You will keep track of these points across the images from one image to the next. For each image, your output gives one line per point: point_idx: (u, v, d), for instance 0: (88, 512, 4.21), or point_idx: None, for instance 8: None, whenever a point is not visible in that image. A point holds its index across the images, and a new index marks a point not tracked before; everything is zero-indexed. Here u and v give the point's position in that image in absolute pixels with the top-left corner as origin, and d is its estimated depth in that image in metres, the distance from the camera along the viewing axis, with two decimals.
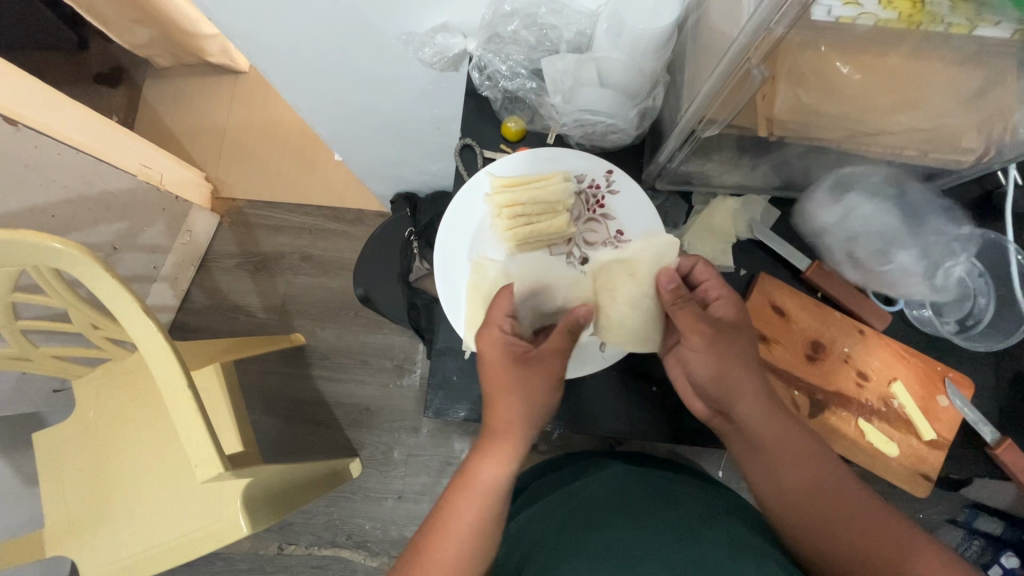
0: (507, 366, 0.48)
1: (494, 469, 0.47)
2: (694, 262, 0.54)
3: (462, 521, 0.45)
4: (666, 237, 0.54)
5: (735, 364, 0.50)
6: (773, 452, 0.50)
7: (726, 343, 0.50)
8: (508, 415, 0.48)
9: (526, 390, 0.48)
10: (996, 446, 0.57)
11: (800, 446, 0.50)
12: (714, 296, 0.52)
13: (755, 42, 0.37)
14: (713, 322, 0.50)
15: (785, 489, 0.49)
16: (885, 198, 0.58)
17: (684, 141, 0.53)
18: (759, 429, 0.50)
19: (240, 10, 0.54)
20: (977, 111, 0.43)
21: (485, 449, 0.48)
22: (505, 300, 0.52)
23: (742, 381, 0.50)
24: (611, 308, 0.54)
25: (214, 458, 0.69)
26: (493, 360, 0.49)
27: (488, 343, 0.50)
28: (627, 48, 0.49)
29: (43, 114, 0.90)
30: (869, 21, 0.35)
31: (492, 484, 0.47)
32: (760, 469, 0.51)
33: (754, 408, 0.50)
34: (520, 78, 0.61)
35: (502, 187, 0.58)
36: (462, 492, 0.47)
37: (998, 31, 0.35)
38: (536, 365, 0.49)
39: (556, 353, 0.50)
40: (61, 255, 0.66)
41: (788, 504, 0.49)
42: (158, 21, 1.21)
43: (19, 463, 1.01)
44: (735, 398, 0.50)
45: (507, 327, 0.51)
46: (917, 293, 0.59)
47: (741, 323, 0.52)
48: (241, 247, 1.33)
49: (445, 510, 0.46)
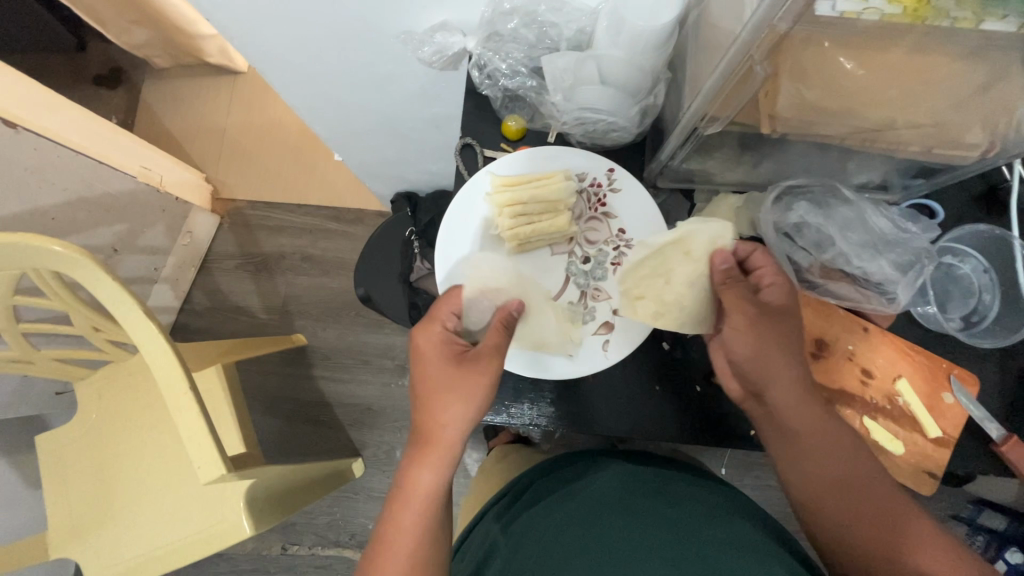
0: (443, 364, 0.51)
1: (430, 475, 0.48)
2: (752, 249, 0.53)
3: (406, 529, 0.47)
4: (721, 220, 0.54)
5: (778, 346, 0.50)
6: (807, 440, 0.50)
7: (770, 328, 0.50)
8: (447, 417, 0.49)
9: (455, 389, 0.49)
10: (1003, 443, 0.56)
11: (834, 435, 0.50)
12: (766, 283, 0.53)
13: (758, 38, 0.37)
14: (757, 304, 0.51)
15: (815, 474, 0.49)
16: (836, 203, 0.59)
17: (686, 138, 0.53)
18: (797, 416, 0.50)
19: (238, 11, 0.54)
20: (984, 106, 0.43)
21: (421, 456, 0.49)
22: (451, 300, 0.53)
23: (789, 364, 0.50)
24: (666, 290, 0.55)
25: (217, 460, 0.69)
26: (427, 354, 0.52)
27: (423, 338, 0.52)
28: (627, 45, 0.49)
29: (42, 116, 0.90)
30: (875, 16, 0.34)
31: (429, 489, 0.48)
32: (790, 453, 0.50)
33: (788, 393, 0.50)
34: (519, 77, 0.61)
35: (502, 186, 0.57)
36: (406, 499, 0.48)
37: (1005, 24, 0.35)
38: (467, 364, 0.50)
39: (491, 350, 0.51)
40: (62, 258, 0.65)
41: (814, 488, 0.49)
42: (155, 22, 1.21)
43: (22, 466, 1.01)
44: (771, 382, 0.50)
45: (450, 324, 0.53)
46: (886, 294, 0.58)
47: (789, 311, 0.52)
48: (242, 248, 1.33)
49: (390, 519, 0.48)
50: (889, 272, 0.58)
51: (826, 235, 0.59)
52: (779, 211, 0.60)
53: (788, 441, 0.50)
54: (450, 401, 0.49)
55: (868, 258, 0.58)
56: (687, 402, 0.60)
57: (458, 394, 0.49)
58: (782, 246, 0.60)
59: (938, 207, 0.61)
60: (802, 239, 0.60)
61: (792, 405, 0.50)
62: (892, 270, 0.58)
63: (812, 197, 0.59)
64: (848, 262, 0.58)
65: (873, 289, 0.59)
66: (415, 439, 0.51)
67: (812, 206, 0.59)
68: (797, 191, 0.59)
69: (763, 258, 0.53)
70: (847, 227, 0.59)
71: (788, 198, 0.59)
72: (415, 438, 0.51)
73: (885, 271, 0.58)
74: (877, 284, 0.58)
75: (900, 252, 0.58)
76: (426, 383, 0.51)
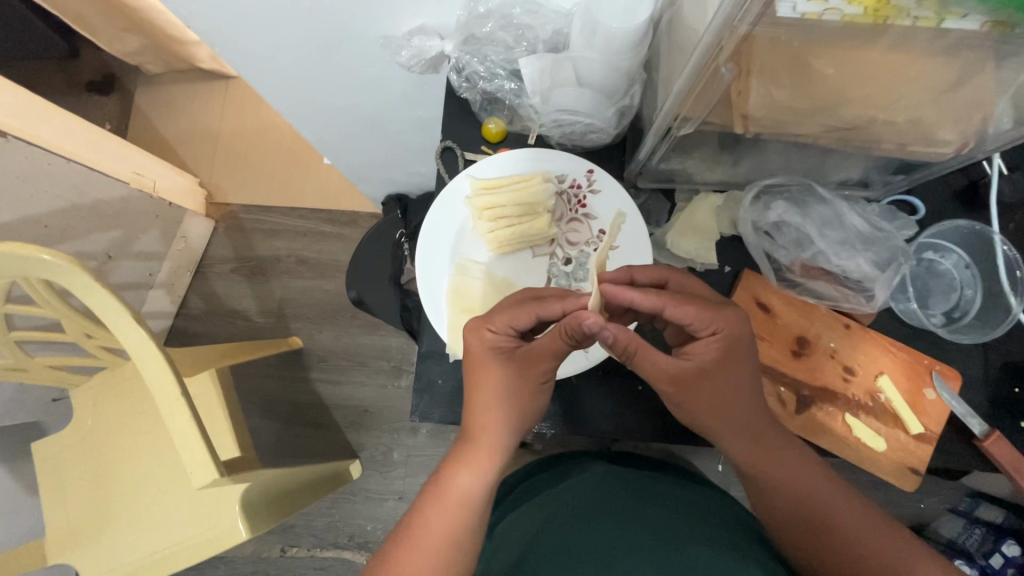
0: (494, 369, 0.48)
1: (469, 478, 0.47)
2: (661, 307, 0.45)
3: (437, 530, 0.45)
4: (624, 198, 0.58)
5: (708, 405, 0.48)
6: (769, 482, 0.50)
7: (709, 383, 0.47)
8: (487, 420, 0.48)
9: (497, 389, 0.48)
10: (985, 438, 0.57)
11: (786, 452, 0.50)
12: (701, 332, 0.46)
13: (721, 39, 0.37)
14: (679, 371, 0.47)
15: (778, 511, 0.50)
16: (810, 203, 0.59)
17: (662, 138, 0.53)
18: (739, 451, 0.50)
19: (215, 20, 0.54)
20: (957, 102, 0.43)
21: (464, 457, 0.48)
22: (509, 312, 0.48)
23: (721, 418, 0.48)
24: None
25: (209, 465, 0.70)
26: (472, 352, 0.49)
27: (473, 331, 0.49)
28: (601, 47, 0.49)
29: (32, 124, 0.90)
30: (836, 16, 0.34)
31: (469, 493, 0.47)
32: (757, 492, 0.51)
33: (737, 443, 0.50)
34: (498, 80, 0.61)
35: (482, 189, 0.58)
36: (436, 501, 0.46)
37: (966, 23, 0.35)
38: (520, 370, 0.49)
39: (545, 354, 0.48)
40: (50, 266, 0.66)
41: (782, 523, 0.50)
42: (145, 29, 1.21)
43: (21, 473, 1.02)
44: (723, 432, 0.49)
45: (500, 329, 0.48)
46: (865, 291, 0.59)
47: (725, 365, 0.47)
48: (237, 252, 1.34)
49: (420, 517, 0.46)
50: (868, 269, 0.58)
51: (805, 234, 0.59)
52: (757, 210, 0.60)
53: (747, 477, 0.51)
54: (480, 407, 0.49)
55: (846, 255, 0.58)
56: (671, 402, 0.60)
57: (500, 395, 0.48)
58: (761, 242, 0.60)
59: (918, 203, 0.61)
60: (780, 237, 0.60)
61: (740, 449, 0.50)
62: (871, 268, 0.58)
63: (790, 197, 0.60)
64: (827, 260, 0.59)
65: (853, 287, 0.60)
66: (458, 443, 0.49)
67: (787, 206, 0.59)
68: (774, 192, 0.60)
69: (684, 313, 0.45)
70: (825, 225, 0.59)
71: (765, 198, 0.60)
72: (459, 442, 0.49)
73: (864, 269, 0.58)
74: (855, 281, 0.59)
75: (877, 248, 0.59)
76: (490, 389, 0.48)
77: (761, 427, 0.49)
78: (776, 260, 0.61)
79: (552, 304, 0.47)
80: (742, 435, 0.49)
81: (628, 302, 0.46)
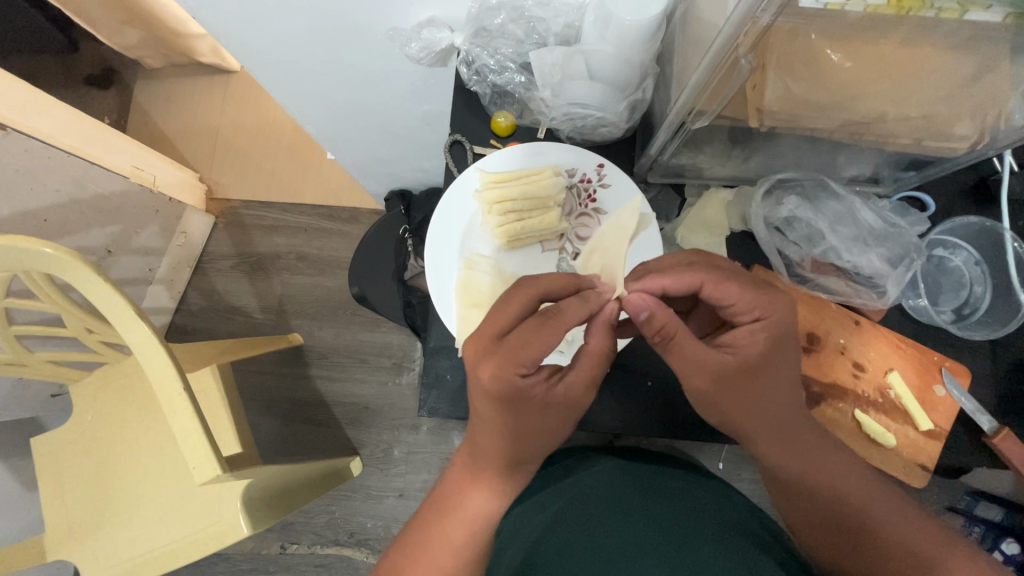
0: (515, 411, 0.44)
1: (478, 498, 0.48)
2: (700, 283, 0.44)
3: (444, 544, 0.47)
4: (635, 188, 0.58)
5: (749, 406, 0.46)
6: (812, 486, 0.49)
7: (757, 377, 0.45)
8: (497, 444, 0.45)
9: (520, 424, 0.44)
10: (995, 435, 0.56)
11: (814, 445, 0.49)
12: (744, 317, 0.45)
13: (741, 31, 0.36)
14: (722, 361, 0.44)
15: (825, 520, 0.48)
16: (823, 200, 0.59)
17: (674, 133, 0.52)
18: (772, 452, 0.49)
19: (223, 11, 0.53)
20: (972, 96, 0.43)
21: (468, 474, 0.48)
22: (541, 346, 0.42)
23: (762, 417, 0.47)
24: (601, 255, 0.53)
25: (212, 461, 0.69)
26: (493, 395, 0.43)
27: (492, 374, 0.42)
28: (615, 40, 0.48)
29: (29, 116, 0.89)
30: (859, 7, 0.34)
31: (476, 515, 0.47)
32: (801, 500, 0.50)
33: (773, 448, 0.49)
34: (508, 72, 0.60)
35: (492, 183, 0.57)
36: (444, 516, 0.48)
37: (990, 14, 0.34)
38: (551, 407, 0.44)
39: (581, 386, 0.45)
40: (52, 259, 0.65)
41: (832, 530, 0.48)
42: (146, 22, 1.20)
43: (17, 469, 1.01)
44: (760, 436, 0.48)
45: (529, 370, 0.42)
46: (877, 288, 0.59)
47: (771, 356, 0.45)
48: (237, 248, 1.33)
49: (427, 532, 0.48)
50: (881, 266, 0.58)
51: (817, 230, 0.59)
52: (770, 206, 0.59)
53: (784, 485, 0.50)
54: (518, 438, 0.45)
55: (860, 253, 0.58)
56: (681, 399, 0.60)
57: (523, 429, 0.45)
58: (772, 236, 0.60)
59: (928, 200, 0.61)
60: (794, 233, 0.60)
61: (777, 454, 0.48)
62: (882, 264, 0.58)
63: (803, 191, 0.59)
64: (839, 258, 0.59)
65: (863, 283, 0.60)
66: (464, 459, 0.49)
67: (801, 202, 0.59)
68: (788, 188, 0.59)
69: (725, 291, 0.44)
70: (836, 221, 0.59)
71: (778, 194, 0.59)
72: (465, 459, 0.49)
73: (875, 265, 0.58)
74: (868, 277, 0.59)
75: (891, 245, 0.59)
76: (516, 428, 0.44)
77: (795, 425, 0.48)
78: (789, 257, 0.61)
79: (572, 315, 0.43)
80: (773, 436, 0.48)
81: (661, 289, 0.45)
